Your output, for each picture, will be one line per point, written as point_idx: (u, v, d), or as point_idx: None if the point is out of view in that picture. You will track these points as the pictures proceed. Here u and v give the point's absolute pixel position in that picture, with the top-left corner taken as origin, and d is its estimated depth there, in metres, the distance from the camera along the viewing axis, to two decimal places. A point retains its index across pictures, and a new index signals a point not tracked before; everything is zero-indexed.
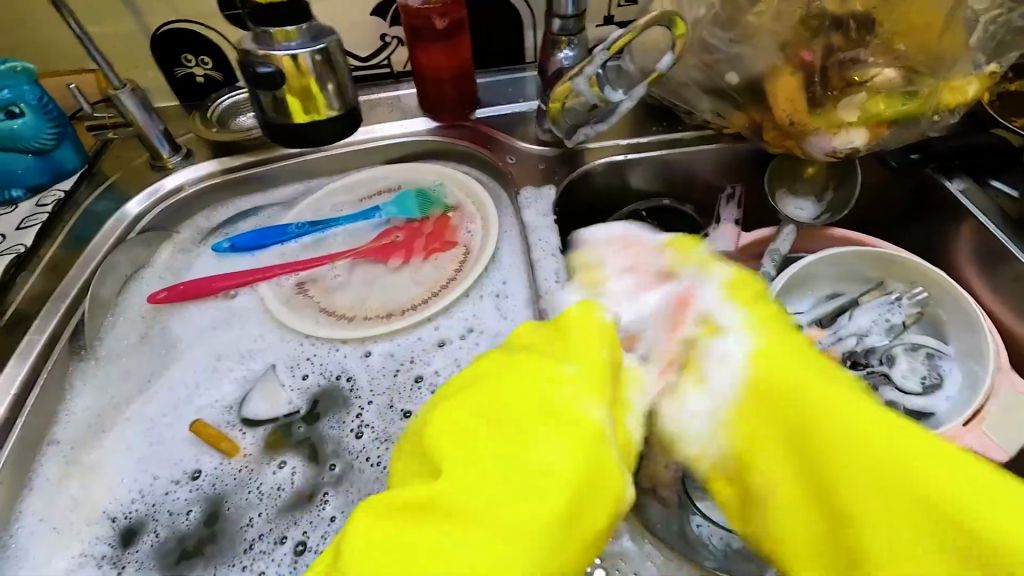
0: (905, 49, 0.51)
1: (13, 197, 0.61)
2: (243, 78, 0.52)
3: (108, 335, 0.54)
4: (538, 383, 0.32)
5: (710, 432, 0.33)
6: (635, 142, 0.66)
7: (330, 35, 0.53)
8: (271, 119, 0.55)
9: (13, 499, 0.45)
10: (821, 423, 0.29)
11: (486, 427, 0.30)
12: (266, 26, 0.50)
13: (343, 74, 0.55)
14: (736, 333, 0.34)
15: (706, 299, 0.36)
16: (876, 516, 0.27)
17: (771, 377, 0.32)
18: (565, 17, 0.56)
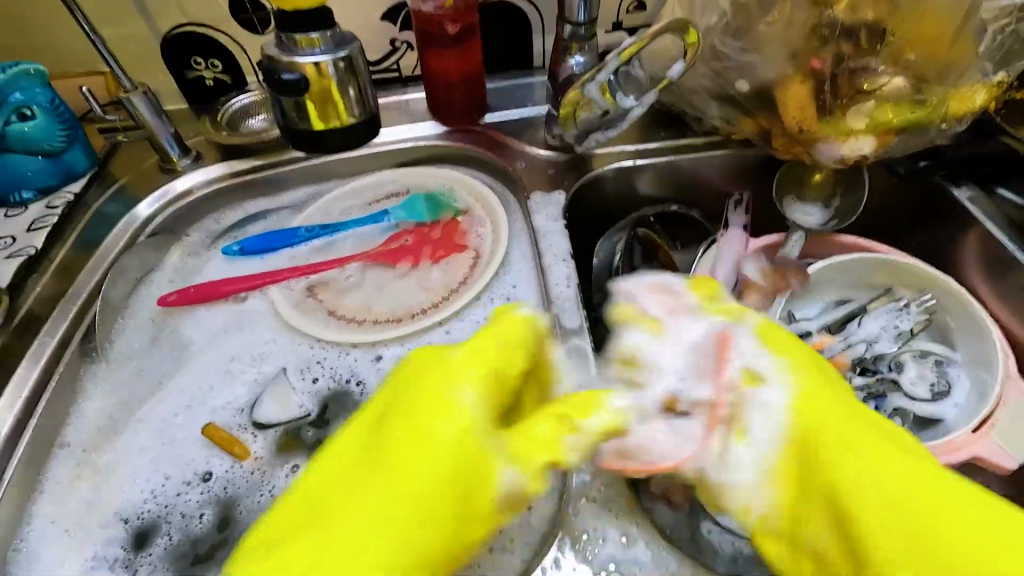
0: (915, 58, 0.51)
1: (23, 199, 0.61)
2: (266, 83, 0.53)
3: (119, 338, 0.54)
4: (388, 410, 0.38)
5: (757, 485, 0.35)
6: (644, 148, 0.66)
7: (353, 42, 0.53)
8: (293, 124, 0.55)
9: (25, 502, 0.45)
10: (843, 473, 0.33)
11: (395, 423, 0.39)
12: (291, 33, 0.50)
13: (365, 80, 0.55)
14: (774, 379, 0.36)
15: (761, 367, 0.37)
16: (945, 552, 0.30)
17: (817, 429, 0.34)
18: (576, 23, 0.57)
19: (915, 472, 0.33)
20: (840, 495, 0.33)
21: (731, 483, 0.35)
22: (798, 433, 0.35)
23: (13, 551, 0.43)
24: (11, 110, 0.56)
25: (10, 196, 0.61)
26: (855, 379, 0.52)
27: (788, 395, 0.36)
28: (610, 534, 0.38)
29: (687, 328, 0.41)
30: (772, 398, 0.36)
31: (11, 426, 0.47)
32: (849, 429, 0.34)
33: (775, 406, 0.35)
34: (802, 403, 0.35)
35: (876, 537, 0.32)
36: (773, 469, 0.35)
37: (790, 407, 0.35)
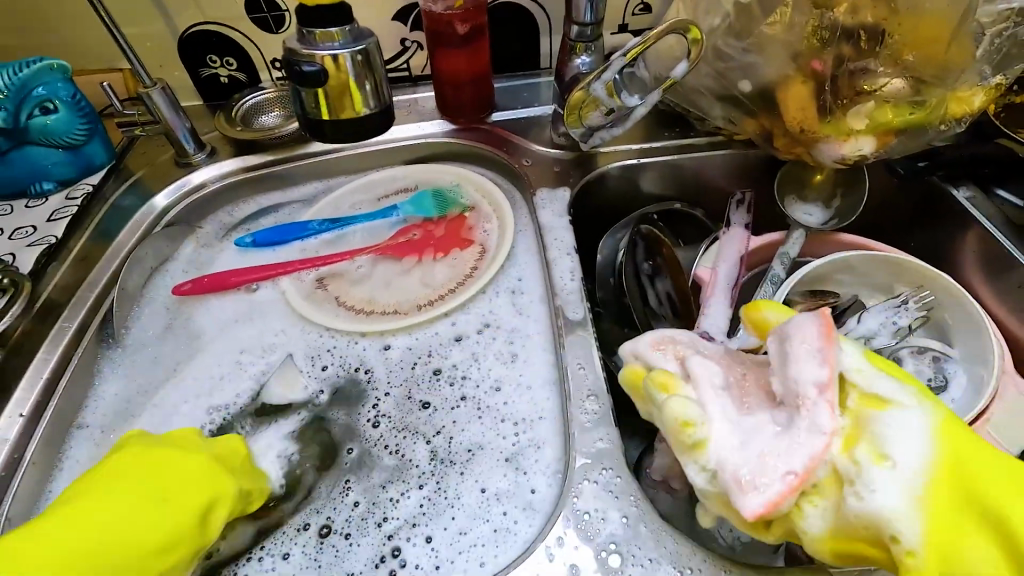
0: (913, 60, 0.52)
1: (43, 190, 0.63)
2: (286, 74, 0.54)
3: (135, 325, 0.56)
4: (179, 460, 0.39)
5: (907, 508, 0.31)
6: (647, 147, 0.67)
7: (370, 37, 0.55)
8: (311, 115, 0.57)
9: (44, 480, 0.46)
10: (993, 485, 0.32)
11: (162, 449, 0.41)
12: (311, 27, 0.52)
13: (381, 74, 0.57)
14: (910, 407, 0.34)
15: (908, 412, 0.34)
16: None
17: (964, 465, 0.32)
18: (583, 23, 0.58)
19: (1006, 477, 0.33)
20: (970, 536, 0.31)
21: (887, 514, 0.31)
22: (943, 467, 0.32)
23: None
24: (35, 104, 0.58)
25: (31, 187, 0.62)
26: None
27: (928, 460, 0.33)
28: (611, 516, 0.39)
29: (805, 368, 0.35)
30: (910, 420, 0.34)
31: (31, 407, 0.49)
32: (965, 439, 0.34)
33: (912, 418, 0.34)
34: (935, 430, 0.34)
35: None
36: (927, 489, 0.32)
37: (932, 434, 0.33)
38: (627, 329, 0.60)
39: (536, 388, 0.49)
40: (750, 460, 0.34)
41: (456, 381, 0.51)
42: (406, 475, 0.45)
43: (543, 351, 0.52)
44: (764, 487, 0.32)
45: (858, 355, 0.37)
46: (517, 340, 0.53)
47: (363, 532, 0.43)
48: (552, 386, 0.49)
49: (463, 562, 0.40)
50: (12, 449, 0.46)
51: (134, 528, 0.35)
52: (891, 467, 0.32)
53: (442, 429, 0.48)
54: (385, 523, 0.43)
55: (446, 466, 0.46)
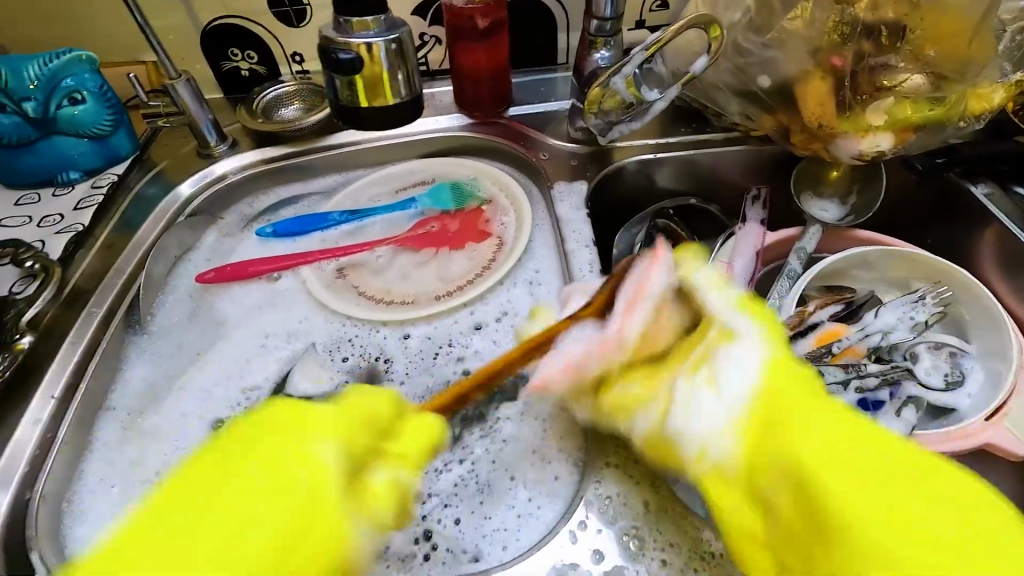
0: (934, 55, 0.52)
1: (70, 179, 0.64)
2: (321, 62, 0.55)
3: (160, 312, 0.57)
4: (297, 422, 0.35)
5: (721, 438, 0.34)
6: (664, 142, 0.68)
7: (403, 27, 0.55)
8: (344, 102, 0.59)
9: (75, 460, 0.47)
10: (798, 430, 0.33)
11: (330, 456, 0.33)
12: (348, 16, 0.53)
13: (413, 65, 0.58)
14: (749, 339, 0.37)
15: (749, 352, 0.36)
16: (913, 515, 0.29)
17: (774, 402, 0.34)
18: (603, 18, 0.59)
19: (870, 440, 0.33)
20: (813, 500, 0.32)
21: (700, 436, 0.35)
22: (759, 394, 0.35)
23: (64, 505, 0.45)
24: (64, 94, 0.59)
25: (58, 176, 0.64)
26: (869, 366, 0.51)
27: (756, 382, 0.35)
28: (632, 501, 0.40)
29: (626, 321, 0.40)
30: (749, 353, 0.36)
31: (62, 390, 0.50)
32: (829, 419, 0.34)
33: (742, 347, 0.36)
34: (769, 358, 0.36)
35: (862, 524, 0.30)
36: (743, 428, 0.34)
37: (764, 367, 0.36)
38: None
39: None
40: (557, 364, 0.40)
41: (479, 364, 0.52)
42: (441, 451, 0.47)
43: None
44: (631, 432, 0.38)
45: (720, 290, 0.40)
46: None
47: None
48: None
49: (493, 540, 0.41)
50: (44, 430, 0.47)
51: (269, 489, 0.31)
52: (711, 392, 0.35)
53: None
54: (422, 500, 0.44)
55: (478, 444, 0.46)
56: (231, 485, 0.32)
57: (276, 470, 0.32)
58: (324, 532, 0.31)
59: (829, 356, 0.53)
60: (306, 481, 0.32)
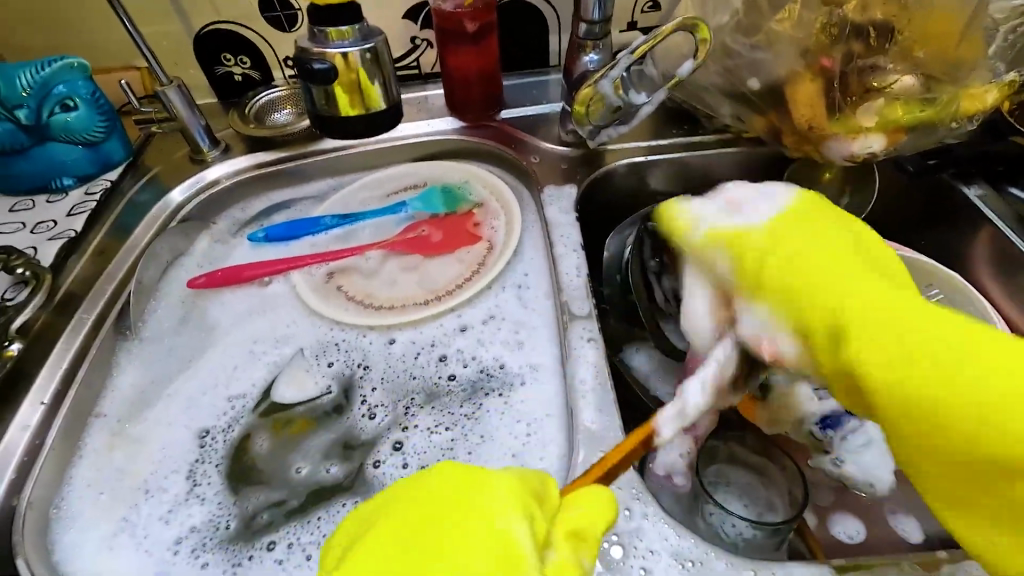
0: (923, 57, 0.52)
1: (64, 185, 0.65)
2: (297, 72, 0.56)
3: (151, 318, 0.57)
4: (470, 485, 0.31)
5: (762, 321, 0.37)
6: (655, 144, 0.68)
7: (379, 35, 0.57)
8: (321, 111, 0.60)
9: (65, 467, 0.48)
10: (849, 288, 0.35)
11: (517, 528, 0.29)
12: (323, 26, 0.55)
13: (389, 69, 0.59)
14: (758, 221, 0.40)
15: (751, 236, 0.39)
16: (904, 327, 0.32)
17: (805, 251, 0.37)
18: (591, 21, 0.59)
19: (881, 291, 0.34)
20: (837, 313, 0.34)
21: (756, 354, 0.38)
22: (754, 279, 0.38)
23: (54, 510, 0.45)
24: (56, 102, 0.60)
25: (52, 183, 0.64)
26: None
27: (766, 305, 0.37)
28: (613, 507, 0.40)
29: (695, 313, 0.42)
30: (766, 202, 0.41)
31: (52, 396, 0.50)
32: (876, 312, 0.33)
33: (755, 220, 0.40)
34: (784, 214, 0.39)
35: (890, 337, 0.32)
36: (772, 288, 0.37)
37: (773, 216, 0.40)
38: (634, 326, 0.61)
39: (546, 381, 0.50)
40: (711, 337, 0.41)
41: (464, 362, 0.53)
42: (424, 454, 0.48)
43: (547, 340, 0.53)
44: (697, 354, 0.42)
45: (788, 195, 0.41)
46: (522, 330, 0.54)
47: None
48: (557, 380, 0.50)
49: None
50: (33, 436, 0.48)
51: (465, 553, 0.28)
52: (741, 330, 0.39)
53: (452, 415, 0.50)
54: None
55: (462, 443, 0.48)
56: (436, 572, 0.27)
57: (473, 536, 0.28)
58: None
59: None
60: (496, 556, 0.27)
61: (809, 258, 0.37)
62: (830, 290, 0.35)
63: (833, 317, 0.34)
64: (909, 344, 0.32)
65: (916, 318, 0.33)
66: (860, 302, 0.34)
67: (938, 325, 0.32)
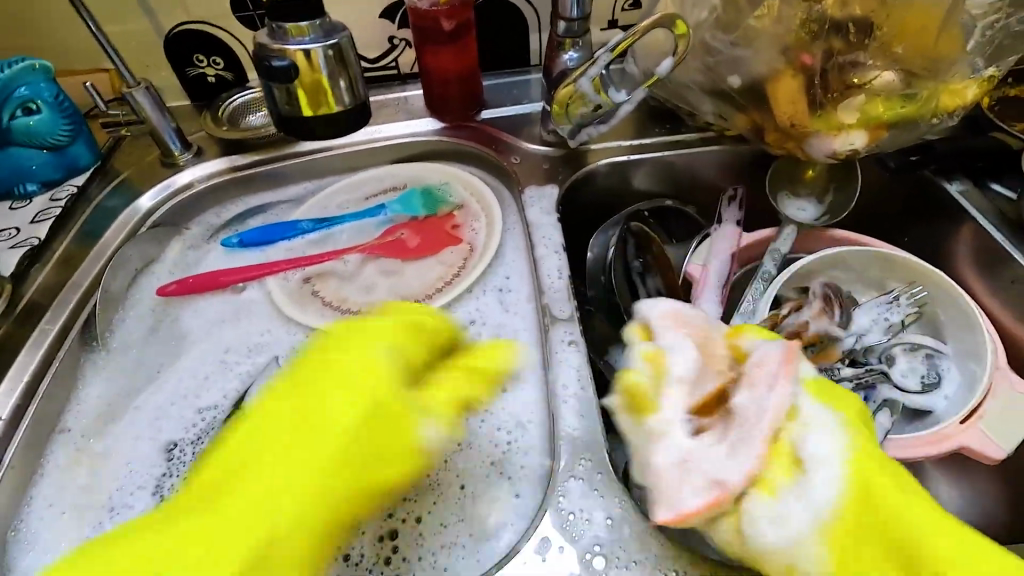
0: (903, 51, 0.51)
1: (27, 191, 0.62)
2: (257, 69, 0.55)
3: (119, 328, 0.55)
4: (359, 335, 0.41)
5: (808, 539, 0.34)
6: (638, 143, 0.67)
7: (342, 31, 0.55)
8: (283, 111, 0.58)
9: (25, 487, 0.46)
10: (903, 514, 0.33)
11: (386, 362, 0.39)
12: (282, 22, 0.53)
13: (355, 70, 0.58)
14: (835, 435, 0.36)
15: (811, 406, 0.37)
16: (894, 522, 0.33)
17: (869, 484, 0.34)
18: (570, 19, 0.58)
19: (894, 478, 0.35)
20: (883, 516, 0.33)
21: (788, 545, 0.34)
22: (857, 480, 0.34)
23: (13, 532, 0.43)
24: (17, 104, 0.58)
25: (14, 188, 0.62)
26: (844, 369, 0.51)
27: (840, 485, 0.34)
28: (596, 517, 0.39)
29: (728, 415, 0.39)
30: (827, 440, 0.36)
31: (12, 411, 0.48)
32: (912, 512, 0.34)
33: (827, 426, 0.36)
34: (849, 434, 0.36)
35: (936, 548, 0.32)
36: (826, 535, 0.34)
37: (845, 469, 0.35)
38: (619, 328, 0.60)
39: (527, 386, 0.49)
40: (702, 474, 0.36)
41: None
42: None
43: (529, 344, 0.52)
44: (675, 501, 0.36)
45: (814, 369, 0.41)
46: (503, 335, 0.53)
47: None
48: (539, 385, 0.49)
49: (434, 559, 0.41)
50: None
51: (345, 382, 0.38)
52: (800, 498, 0.34)
53: None
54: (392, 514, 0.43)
55: None
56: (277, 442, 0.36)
57: (351, 377, 0.38)
58: (390, 428, 0.37)
59: None
60: (370, 380, 0.38)
61: (892, 473, 0.36)
62: (892, 501, 0.34)
63: (875, 508, 0.34)
64: (914, 549, 0.32)
65: (940, 531, 0.33)
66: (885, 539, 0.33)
67: (919, 508, 0.34)
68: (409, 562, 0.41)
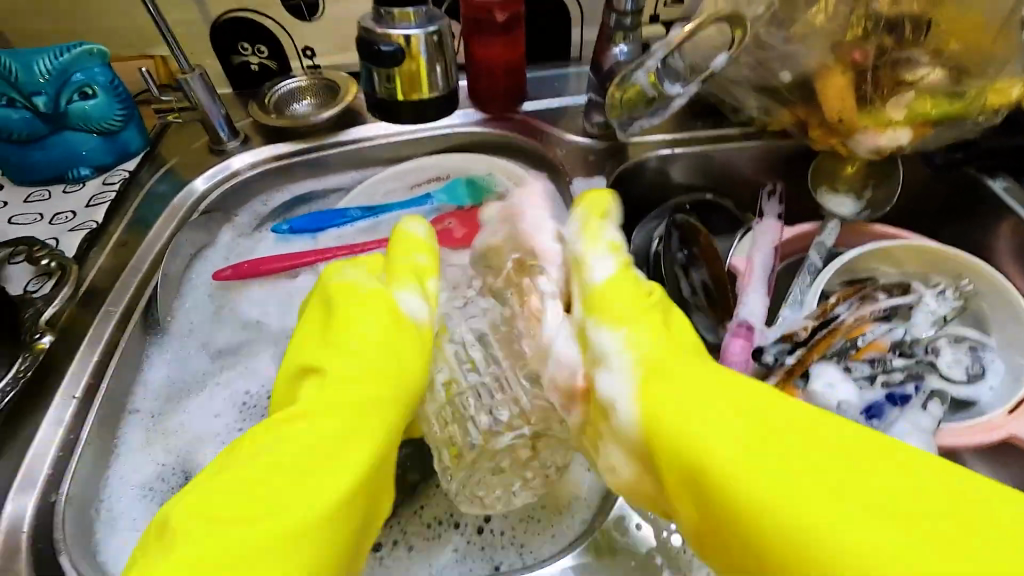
0: (956, 49, 0.53)
1: (80, 175, 0.63)
2: (363, 54, 0.61)
3: (179, 313, 0.56)
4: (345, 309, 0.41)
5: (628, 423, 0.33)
6: (679, 137, 0.68)
7: (441, 18, 0.60)
8: (381, 99, 0.66)
9: (101, 462, 0.45)
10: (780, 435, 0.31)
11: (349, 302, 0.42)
12: (391, 8, 0.58)
13: (448, 58, 0.64)
14: (619, 328, 0.36)
15: (611, 317, 0.37)
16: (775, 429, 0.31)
17: (654, 374, 0.34)
18: (622, 13, 0.59)
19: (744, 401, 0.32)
20: (692, 436, 0.31)
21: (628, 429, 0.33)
22: (646, 369, 0.34)
23: (95, 511, 0.43)
24: (75, 89, 0.58)
25: (68, 172, 0.63)
26: (895, 361, 0.51)
27: (632, 361, 0.35)
28: None
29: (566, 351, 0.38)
30: (611, 336, 0.36)
31: (84, 390, 0.47)
32: (783, 433, 0.31)
33: (612, 321, 0.37)
34: (636, 336, 0.36)
35: (784, 476, 0.29)
36: (645, 422, 0.33)
37: (626, 348, 0.35)
38: None
39: None
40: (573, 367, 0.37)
41: None
42: None
43: None
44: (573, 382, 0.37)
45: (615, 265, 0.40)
46: None
47: (440, 496, 0.45)
48: None
49: (520, 532, 0.43)
50: (65, 435, 0.44)
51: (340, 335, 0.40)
52: (610, 375, 0.35)
53: None
54: None
55: None
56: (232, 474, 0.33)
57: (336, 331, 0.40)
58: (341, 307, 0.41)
59: (854, 351, 0.52)
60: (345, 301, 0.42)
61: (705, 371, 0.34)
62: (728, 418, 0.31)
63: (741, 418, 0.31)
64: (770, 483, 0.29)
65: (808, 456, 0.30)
66: (751, 456, 0.30)
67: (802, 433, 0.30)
68: (499, 534, 0.43)
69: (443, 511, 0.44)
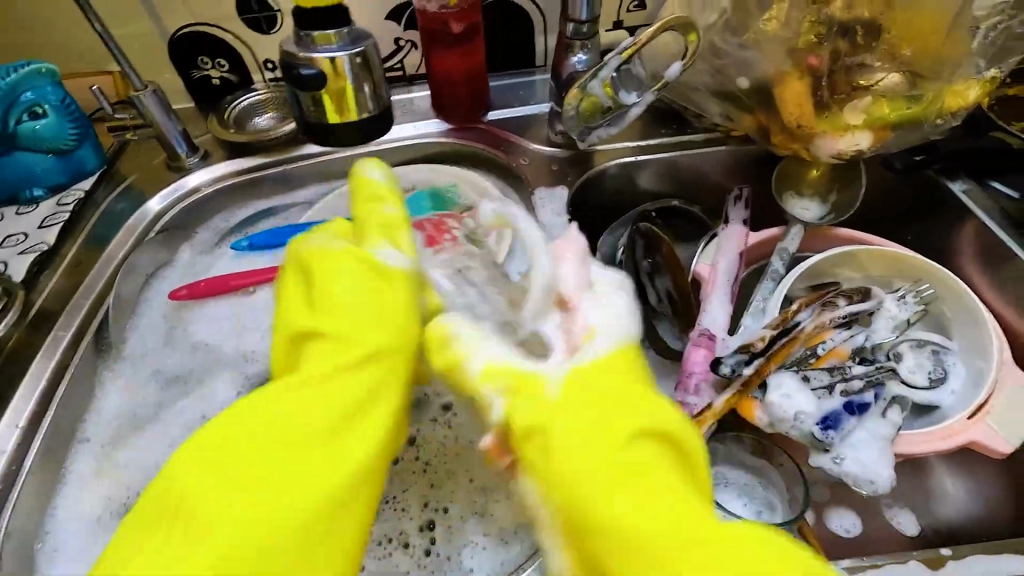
0: (909, 54, 0.53)
1: (34, 196, 0.62)
2: (285, 77, 0.60)
3: (133, 335, 0.55)
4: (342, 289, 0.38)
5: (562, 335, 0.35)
6: (644, 144, 0.67)
7: (367, 39, 0.60)
8: (310, 119, 0.63)
9: (49, 493, 0.45)
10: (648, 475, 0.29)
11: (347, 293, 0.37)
12: (310, 31, 0.57)
13: (378, 76, 0.62)
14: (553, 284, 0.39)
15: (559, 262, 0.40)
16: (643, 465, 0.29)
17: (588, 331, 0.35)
18: (579, 21, 0.58)
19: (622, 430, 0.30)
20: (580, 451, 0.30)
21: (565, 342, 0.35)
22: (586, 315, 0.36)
23: (38, 543, 0.43)
24: (23, 109, 0.57)
25: (21, 193, 0.61)
26: (854, 368, 0.51)
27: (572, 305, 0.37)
28: None
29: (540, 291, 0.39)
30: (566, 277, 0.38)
31: (28, 419, 0.47)
32: (642, 471, 0.29)
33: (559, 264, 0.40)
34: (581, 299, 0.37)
35: (644, 513, 0.28)
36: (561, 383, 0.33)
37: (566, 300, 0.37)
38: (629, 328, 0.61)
39: None
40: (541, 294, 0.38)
41: None
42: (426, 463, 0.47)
43: None
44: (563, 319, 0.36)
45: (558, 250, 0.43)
46: None
47: (390, 515, 0.44)
48: None
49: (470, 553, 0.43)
50: (9, 461, 0.45)
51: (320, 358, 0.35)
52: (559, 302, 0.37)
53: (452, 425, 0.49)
54: (426, 510, 0.45)
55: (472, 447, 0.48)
56: (213, 504, 0.28)
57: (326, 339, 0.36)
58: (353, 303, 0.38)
59: (814, 359, 0.52)
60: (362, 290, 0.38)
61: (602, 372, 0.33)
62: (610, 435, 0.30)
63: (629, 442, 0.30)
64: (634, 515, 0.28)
65: (659, 496, 0.28)
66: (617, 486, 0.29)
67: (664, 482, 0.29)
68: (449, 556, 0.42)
69: (392, 529, 0.44)
